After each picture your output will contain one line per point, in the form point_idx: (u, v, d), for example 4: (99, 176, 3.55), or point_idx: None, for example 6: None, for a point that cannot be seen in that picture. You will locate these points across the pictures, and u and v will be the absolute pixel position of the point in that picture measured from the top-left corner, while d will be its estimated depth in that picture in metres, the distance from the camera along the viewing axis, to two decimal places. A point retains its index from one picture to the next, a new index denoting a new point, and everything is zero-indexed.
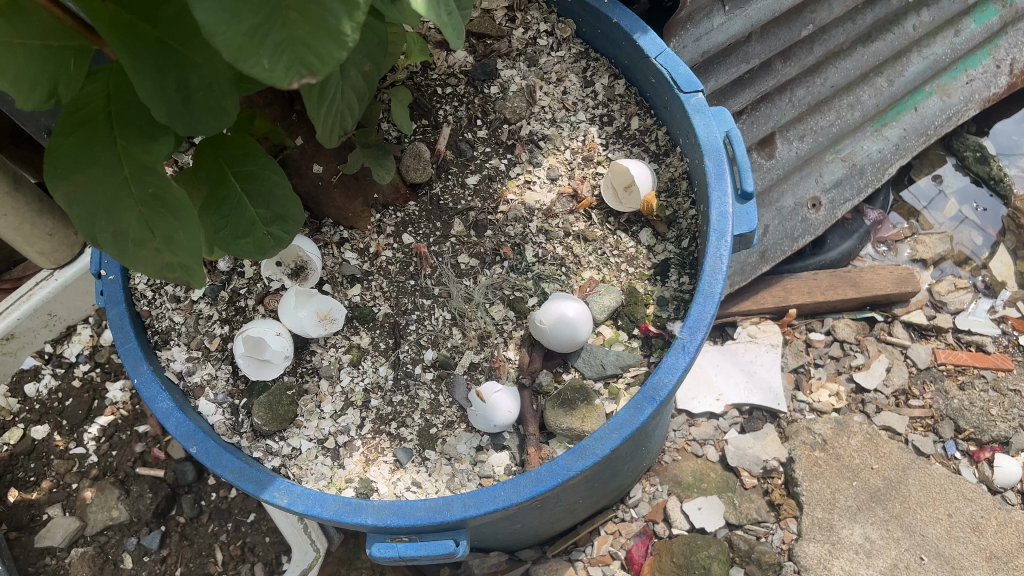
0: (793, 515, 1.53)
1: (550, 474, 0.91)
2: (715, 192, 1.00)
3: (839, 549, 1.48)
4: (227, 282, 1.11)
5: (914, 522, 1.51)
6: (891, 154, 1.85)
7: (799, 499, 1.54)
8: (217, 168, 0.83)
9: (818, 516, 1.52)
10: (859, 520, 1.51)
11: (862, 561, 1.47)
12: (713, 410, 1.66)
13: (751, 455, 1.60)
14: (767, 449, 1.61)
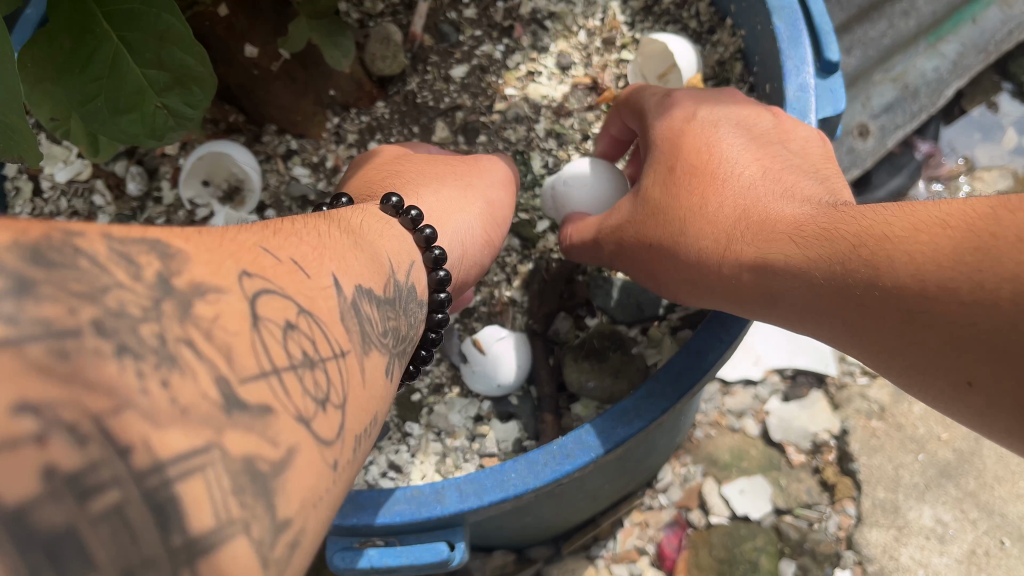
0: (850, 496, 1.12)
1: (578, 448, 0.65)
2: (789, 60, 0.73)
3: (906, 535, 1.10)
4: (139, 211, 0.84)
5: (993, 500, 1.12)
6: (949, 73, 1.44)
7: (857, 477, 1.13)
8: (79, 9, 0.57)
9: (880, 497, 1.12)
10: (929, 500, 1.13)
11: (934, 550, 1.10)
12: (750, 377, 1.19)
13: (798, 427, 1.16)
14: (816, 420, 1.16)
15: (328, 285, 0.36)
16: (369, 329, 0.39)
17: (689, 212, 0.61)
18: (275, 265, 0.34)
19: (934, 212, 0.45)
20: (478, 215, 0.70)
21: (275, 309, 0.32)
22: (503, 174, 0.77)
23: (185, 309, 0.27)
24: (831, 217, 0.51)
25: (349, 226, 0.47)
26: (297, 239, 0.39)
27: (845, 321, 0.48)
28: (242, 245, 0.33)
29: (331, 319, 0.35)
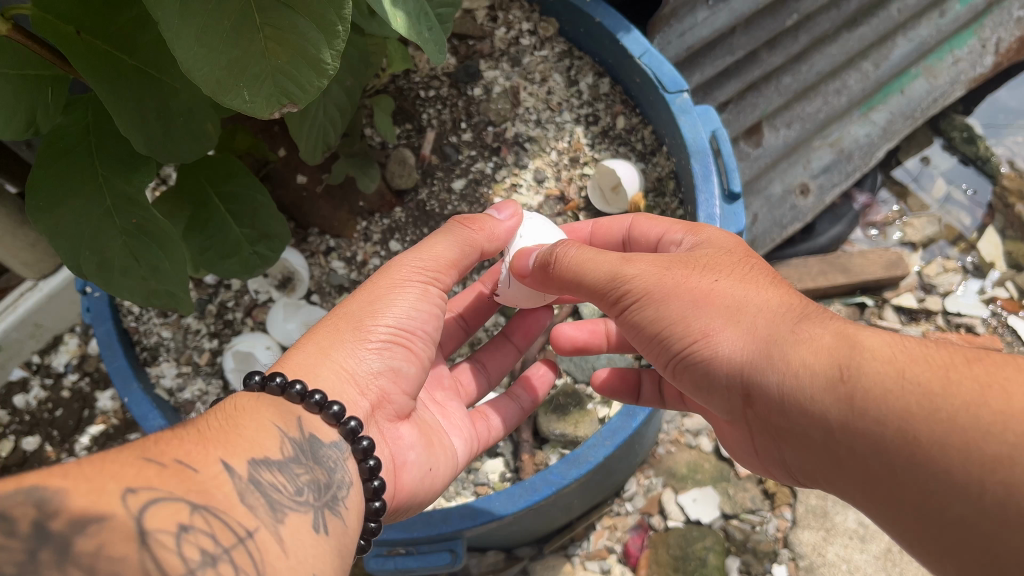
0: (788, 502, 1.39)
1: (545, 483, 0.90)
2: (702, 193, 0.99)
3: (833, 535, 1.37)
4: (214, 295, 1.11)
5: None
6: (881, 138, 1.71)
7: (793, 487, 1.41)
8: (198, 189, 0.84)
9: (812, 503, 1.40)
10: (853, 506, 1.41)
11: (856, 547, 1.37)
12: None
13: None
14: None
15: (219, 473, 0.53)
16: (267, 498, 0.55)
17: (728, 289, 0.68)
18: (159, 473, 0.50)
19: (931, 373, 0.56)
20: (408, 348, 0.76)
21: (194, 519, 0.48)
22: (457, 259, 0.81)
23: (62, 552, 0.41)
24: (868, 332, 0.61)
25: (228, 419, 0.60)
26: (204, 461, 0.54)
27: (858, 427, 0.57)
28: (151, 474, 0.49)
29: (230, 505, 0.51)
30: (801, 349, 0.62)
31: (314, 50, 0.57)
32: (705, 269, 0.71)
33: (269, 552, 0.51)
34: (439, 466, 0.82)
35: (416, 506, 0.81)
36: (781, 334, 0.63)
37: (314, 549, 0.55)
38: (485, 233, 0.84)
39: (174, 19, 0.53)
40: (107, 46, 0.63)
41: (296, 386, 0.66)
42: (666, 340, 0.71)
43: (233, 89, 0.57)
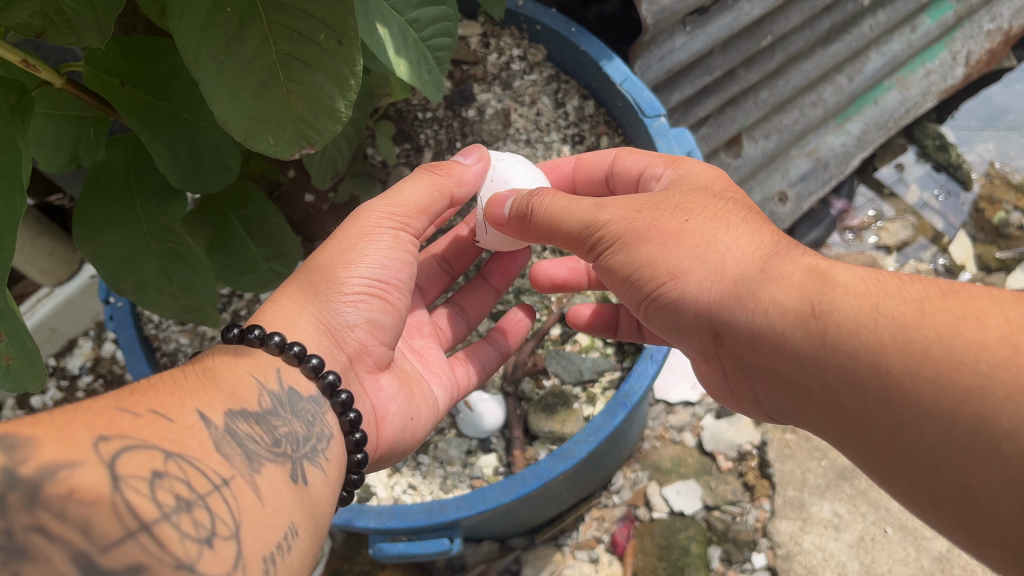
0: (766, 494, 1.49)
1: (534, 476, 0.99)
2: None
3: (809, 525, 1.47)
4: (228, 304, 1.20)
5: (880, 497, 1.50)
6: (854, 147, 1.80)
7: (772, 479, 1.51)
8: (219, 212, 0.92)
9: (789, 495, 1.50)
10: (828, 497, 1.50)
11: (830, 536, 1.46)
12: (689, 399, 1.60)
13: (726, 439, 1.55)
14: (742, 433, 1.55)
15: (194, 423, 0.57)
16: (245, 447, 0.59)
17: (702, 230, 0.72)
18: (133, 422, 0.53)
19: (903, 308, 0.59)
20: (382, 297, 0.83)
21: (171, 466, 0.51)
22: (426, 208, 0.87)
23: (31, 496, 0.43)
24: (836, 267, 0.65)
25: (206, 371, 0.65)
26: (177, 412, 0.57)
27: (829, 357, 0.61)
28: (135, 426, 0.52)
29: (203, 454, 0.55)
30: (770, 284, 0.66)
31: (330, 101, 0.66)
32: (679, 210, 0.75)
33: (245, 499, 0.55)
34: (416, 413, 0.90)
35: (399, 451, 0.89)
36: (751, 272, 0.67)
37: (288, 500, 0.60)
38: (452, 180, 0.90)
39: (213, 79, 0.61)
40: (148, 94, 0.72)
41: (274, 339, 0.71)
42: (640, 281, 0.76)
43: (261, 136, 0.66)
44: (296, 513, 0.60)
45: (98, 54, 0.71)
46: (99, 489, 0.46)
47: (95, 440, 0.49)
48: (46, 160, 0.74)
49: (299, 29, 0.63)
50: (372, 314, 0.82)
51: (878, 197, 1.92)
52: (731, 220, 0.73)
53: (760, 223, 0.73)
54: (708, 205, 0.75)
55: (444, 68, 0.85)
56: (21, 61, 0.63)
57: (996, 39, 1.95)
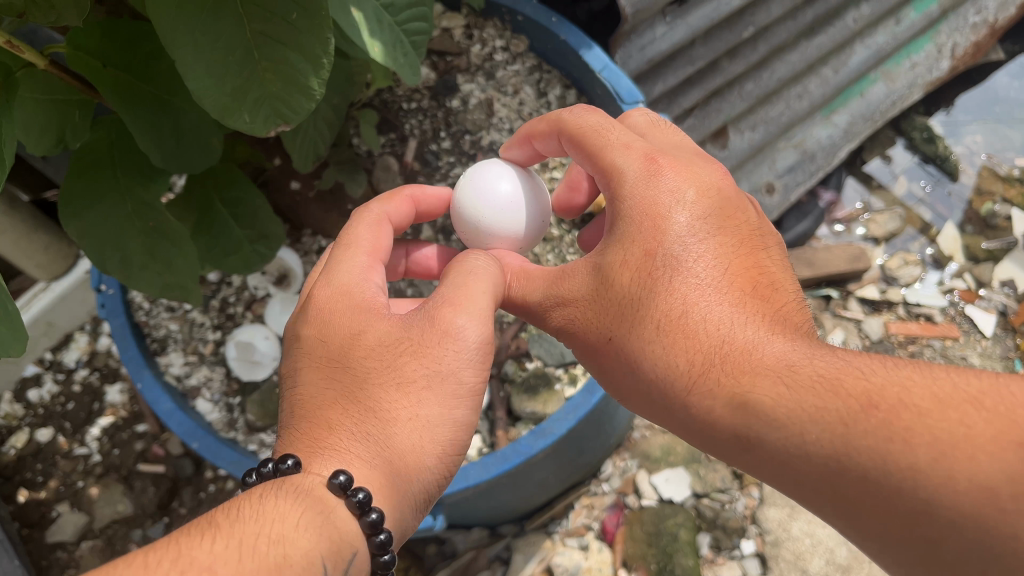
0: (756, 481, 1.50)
1: (514, 453, 1.01)
2: None
3: (799, 511, 1.47)
4: (217, 291, 1.23)
5: None
6: (841, 139, 1.79)
7: None
8: (203, 197, 0.95)
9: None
10: None
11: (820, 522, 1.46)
12: None
13: None
14: None
15: (272, 562, 0.55)
16: (262, 544, 0.56)
17: (633, 338, 0.73)
18: (213, 558, 0.52)
19: (827, 422, 0.60)
20: (326, 331, 0.75)
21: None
22: (357, 239, 0.83)
23: None
24: (757, 376, 0.65)
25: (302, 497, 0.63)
26: (171, 543, 0.53)
27: (749, 456, 0.65)
28: (131, 569, 0.50)
29: None
30: (696, 406, 0.68)
31: (304, 79, 0.69)
32: (615, 302, 0.74)
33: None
34: (422, 393, 0.71)
35: (430, 443, 0.71)
36: (679, 387, 0.69)
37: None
38: (384, 204, 0.88)
39: (189, 57, 0.63)
40: (129, 76, 0.75)
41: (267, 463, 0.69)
42: (586, 351, 0.79)
43: (238, 113, 0.68)
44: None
45: (81, 35, 0.73)
46: None
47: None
48: (34, 144, 0.77)
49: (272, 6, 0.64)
50: (320, 354, 0.75)
51: (868, 189, 1.92)
52: (662, 314, 0.71)
53: (697, 303, 0.70)
54: (644, 285, 0.73)
55: (420, 52, 0.88)
56: (7, 42, 0.66)
57: (982, 31, 1.95)
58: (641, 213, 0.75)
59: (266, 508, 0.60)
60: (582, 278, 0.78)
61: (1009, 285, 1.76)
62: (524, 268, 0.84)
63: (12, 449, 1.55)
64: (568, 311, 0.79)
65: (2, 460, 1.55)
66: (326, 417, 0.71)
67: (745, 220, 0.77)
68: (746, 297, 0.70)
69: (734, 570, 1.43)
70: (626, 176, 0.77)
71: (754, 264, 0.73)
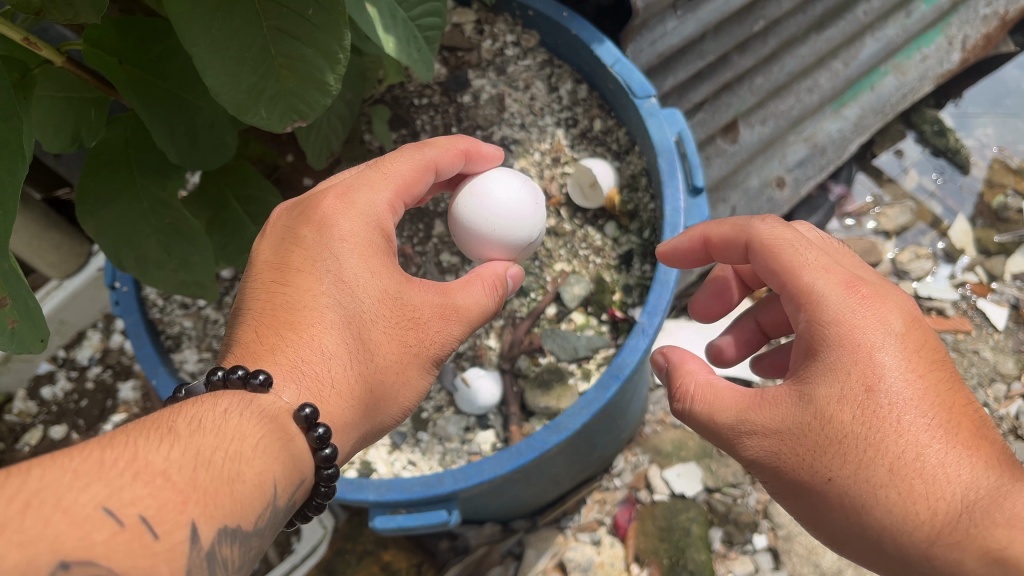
0: None
1: (529, 448, 1.01)
2: (669, 188, 1.11)
3: None
4: (230, 288, 1.24)
5: None
6: (851, 133, 1.79)
7: None
8: (220, 194, 0.96)
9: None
10: None
11: None
12: None
13: None
14: None
15: (223, 468, 0.56)
16: (218, 459, 0.56)
17: (868, 485, 0.68)
18: (164, 459, 0.53)
19: None
20: (345, 254, 0.76)
21: (137, 522, 0.48)
22: (396, 174, 0.82)
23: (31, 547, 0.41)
24: (1013, 530, 0.63)
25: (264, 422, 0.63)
26: (127, 442, 0.53)
27: None
28: (89, 464, 0.50)
29: (214, 501, 0.54)
30: (944, 559, 0.66)
31: (321, 75, 0.69)
32: (835, 446, 0.69)
33: (216, 514, 0.53)
34: (401, 361, 0.77)
35: (384, 404, 0.77)
36: (923, 540, 0.66)
37: (260, 508, 0.58)
38: (438, 152, 0.87)
39: (205, 54, 0.63)
40: (146, 73, 0.75)
41: (219, 372, 0.67)
42: (786, 487, 0.73)
43: (254, 110, 0.68)
44: (262, 524, 0.59)
45: (96, 32, 0.73)
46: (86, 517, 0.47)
47: (131, 516, 0.48)
48: (50, 141, 0.77)
49: (288, 5, 0.65)
50: (330, 272, 0.75)
51: (878, 183, 1.91)
52: (895, 459, 0.68)
53: (928, 448, 0.68)
54: (868, 426, 0.68)
55: (433, 47, 0.88)
56: (23, 39, 0.66)
57: (993, 24, 1.94)
58: (851, 349, 0.70)
59: (236, 421, 0.61)
60: (781, 407, 0.72)
61: (1021, 278, 1.75)
62: (711, 383, 0.78)
63: (26, 446, 1.56)
64: (769, 443, 0.72)
65: (17, 457, 1.56)
66: (314, 341, 0.73)
67: (939, 347, 0.74)
68: (970, 442, 0.69)
69: (746, 564, 1.42)
70: (830, 301, 0.72)
71: (966, 400, 0.71)
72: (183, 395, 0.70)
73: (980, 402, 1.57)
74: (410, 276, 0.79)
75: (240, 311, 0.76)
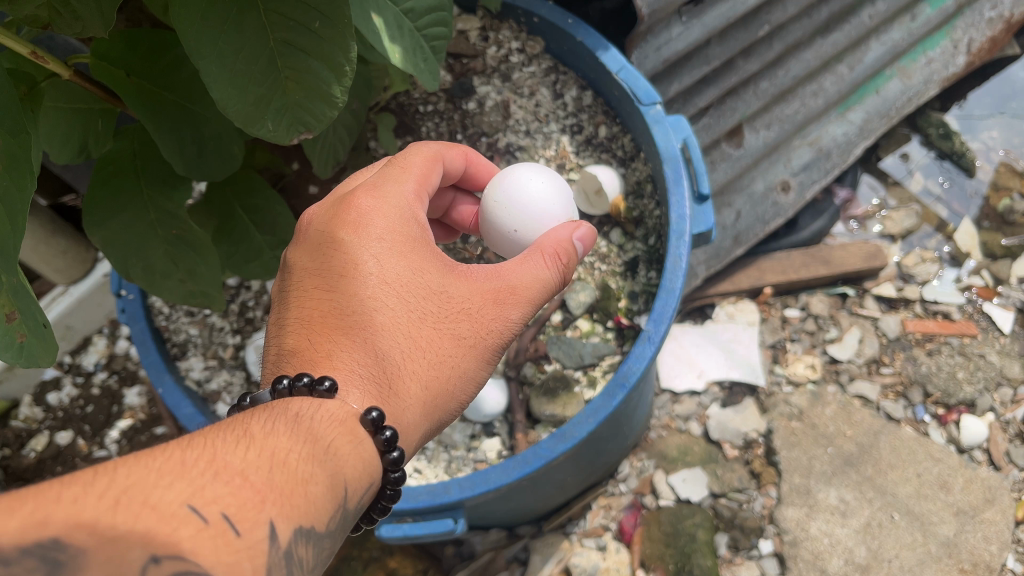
0: (773, 481, 1.49)
1: (535, 457, 1.01)
2: (675, 196, 1.11)
3: (816, 511, 1.45)
4: (236, 296, 1.24)
5: (886, 482, 1.47)
6: (857, 136, 1.78)
7: (778, 466, 1.49)
8: (225, 204, 0.96)
9: (796, 482, 1.48)
10: (835, 483, 1.48)
11: (837, 522, 1.44)
12: (694, 388, 1.59)
13: (732, 427, 1.55)
14: (747, 422, 1.55)
15: (299, 471, 0.55)
16: (292, 460, 0.56)
17: None
18: (241, 462, 0.52)
19: None
20: (384, 252, 0.73)
21: (220, 519, 0.47)
22: (414, 169, 0.81)
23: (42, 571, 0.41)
24: None
25: (321, 441, 0.60)
26: (205, 444, 0.53)
27: None
28: (172, 464, 0.49)
29: (294, 505, 0.53)
30: None
31: (327, 88, 0.69)
32: None
33: (293, 514, 0.52)
34: (459, 355, 0.73)
35: (446, 402, 0.74)
36: None
37: (331, 509, 0.57)
38: (441, 147, 0.87)
39: (213, 66, 0.63)
40: (152, 85, 0.76)
41: (283, 382, 0.66)
42: None
43: (260, 121, 0.68)
44: (334, 527, 0.58)
45: (104, 44, 0.74)
46: (171, 513, 0.46)
47: (218, 515, 0.47)
48: (56, 153, 0.77)
49: (292, 16, 0.65)
50: (374, 272, 0.72)
51: (883, 186, 1.91)
52: None
53: None
54: None
55: (439, 57, 0.88)
56: (31, 53, 0.66)
57: (998, 27, 1.94)
58: None
59: (299, 429, 0.59)
60: None
61: None
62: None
63: (32, 452, 1.57)
64: None
65: (22, 463, 1.56)
66: (367, 342, 0.70)
67: None
68: None
69: (752, 569, 1.42)
70: None
71: None
72: (247, 403, 0.69)
73: (987, 406, 1.56)
74: (455, 268, 0.76)
75: (285, 322, 0.73)
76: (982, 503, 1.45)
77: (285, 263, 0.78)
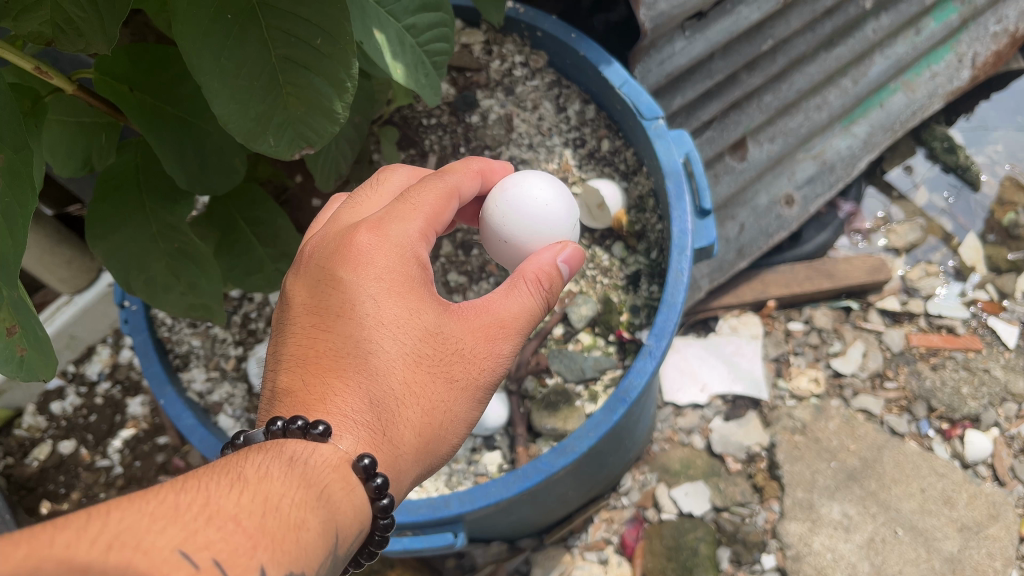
0: (776, 496, 1.48)
1: (535, 471, 1.00)
2: (677, 211, 1.11)
3: (819, 526, 1.45)
4: (239, 307, 1.24)
5: (890, 497, 1.47)
6: (860, 150, 1.78)
7: (781, 481, 1.49)
8: (226, 218, 0.96)
9: (799, 496, 1.47)
10: (838, 497, 1.47)
11: (840, 537, 1.44)
12: (697, 401, 1.59)
13: (735, 441, 1.54)
14: (750, 435, 1.55)
15: (293, 519, 0.55)
16: (285, 507, 0.56)
17: None
18: (239, 509, 0.52)
19: None
20: (382, 293, 0.72)
21: (212, 564, 0.47)
22: (425, 204, 0.77)
23: None
24: None
25: (313, 490, 0.60)
26: (198, 488, 0.53)
27: None
28: (164, 508, 0.49)
29: (287, 554, 0.52)
30: None
31: (328, 103, 0.70)
32: None
33: (285, 560, 0.52)
34: (451, 398, 0.73)
35: (439, 444, 0.73)
36: None
37: (321, 556, 0.57)
38: (459, 177, 0.83)
39: (215, 83, 0.63)
40: (154, 99, 0.76)
41: (278, 423, 0.66)
42: None
43: (262, 136, 0.69)
44: (324, 573, 0.58)
45: (108, 60, 0.74)
46: (162, 558, 0.45)
47: (211, 561, 0.47)
48: (59, 163, 0.79)
49: (295, 34, 0.65)
50: (370, 314, 0.71)
51: (888, 199, 1.90)
52: None
53: None
54: None
55: (441, 72, 0.88)
56: (35, 68, 0.67)
57: (1003, 41, 1.93)
58: None
59: (293, 476, 0.60)
60: None
61: None
62: None
63: (35, 460, 1.57)
64: None
65: (25, 472, 1.56)
66: (361, 388, 0.69)
67: None
68: None
69: None
70: None
71: None
72: (240, 442, 0.69)
73: (992, 421, 1.56)
74: (452, 307, 0.75)
75: (280, 357, 0.73)
76: (987, 519, 1.44)
77: (284, 293, 0.77)
